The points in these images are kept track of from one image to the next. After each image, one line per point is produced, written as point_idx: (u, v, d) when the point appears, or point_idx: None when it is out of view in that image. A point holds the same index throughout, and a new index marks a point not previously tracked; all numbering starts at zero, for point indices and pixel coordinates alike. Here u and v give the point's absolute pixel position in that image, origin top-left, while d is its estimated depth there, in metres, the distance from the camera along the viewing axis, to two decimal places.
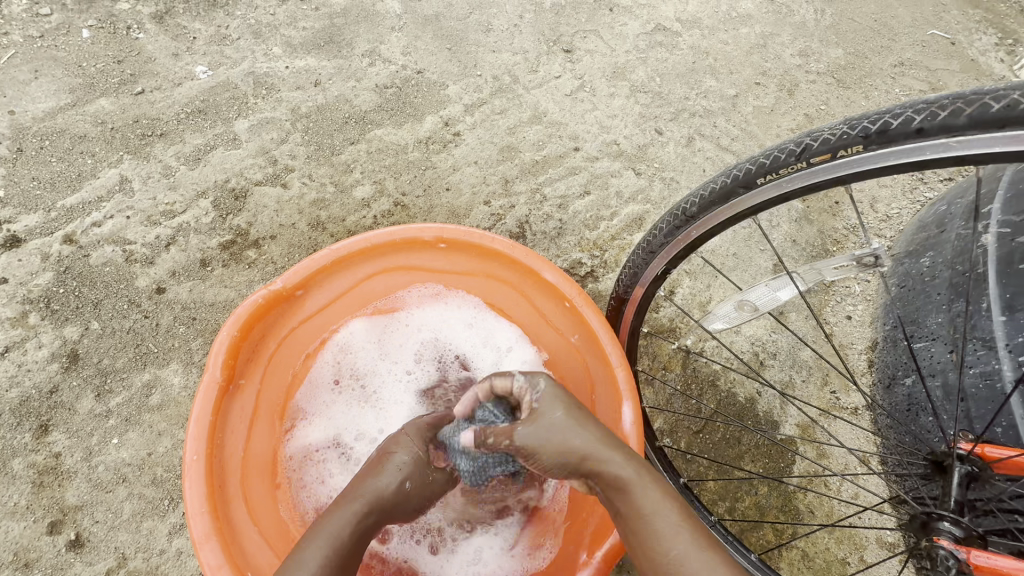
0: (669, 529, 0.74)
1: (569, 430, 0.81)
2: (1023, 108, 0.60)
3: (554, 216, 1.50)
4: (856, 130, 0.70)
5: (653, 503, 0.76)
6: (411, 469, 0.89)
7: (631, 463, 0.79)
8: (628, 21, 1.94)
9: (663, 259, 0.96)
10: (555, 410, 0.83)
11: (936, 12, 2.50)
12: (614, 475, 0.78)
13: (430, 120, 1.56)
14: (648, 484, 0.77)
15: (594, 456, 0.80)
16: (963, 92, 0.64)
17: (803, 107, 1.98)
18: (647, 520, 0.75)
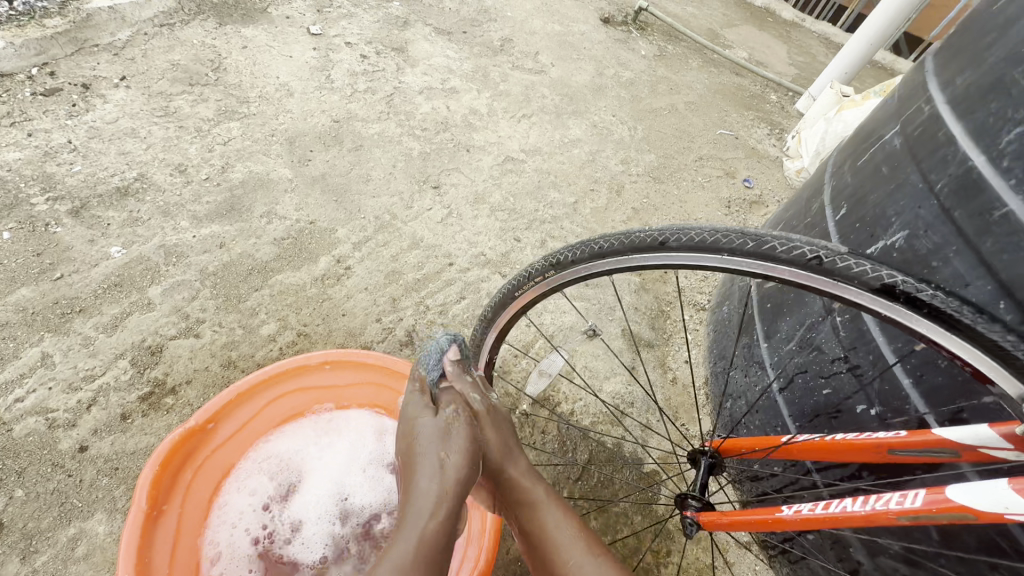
0: (569, 539, 0.94)
1: (508, 434, 1.06)
2: (610, 247, 0.95)
3: (436, 321, 1.82)
4: (546, 262, 1.03)
5: (557, 519, 0.97)
6: (443, 442, 0.97)
7: (542, 488, 1.02)
8: (482, 157, 2.45)
9: (484, 354, 1.23)
10: (506, 421, 1.08)
11: (720, 117, 3.30)
12: (533, 492, 1.00)
13: (324, 260, 1.88)
14: (554, 509, 0.98)
15: (523, 476, 1.02)
16: (588, 238, 0.99)
17: (630, 201, 2.52)
18: (551, 538, 0.95)
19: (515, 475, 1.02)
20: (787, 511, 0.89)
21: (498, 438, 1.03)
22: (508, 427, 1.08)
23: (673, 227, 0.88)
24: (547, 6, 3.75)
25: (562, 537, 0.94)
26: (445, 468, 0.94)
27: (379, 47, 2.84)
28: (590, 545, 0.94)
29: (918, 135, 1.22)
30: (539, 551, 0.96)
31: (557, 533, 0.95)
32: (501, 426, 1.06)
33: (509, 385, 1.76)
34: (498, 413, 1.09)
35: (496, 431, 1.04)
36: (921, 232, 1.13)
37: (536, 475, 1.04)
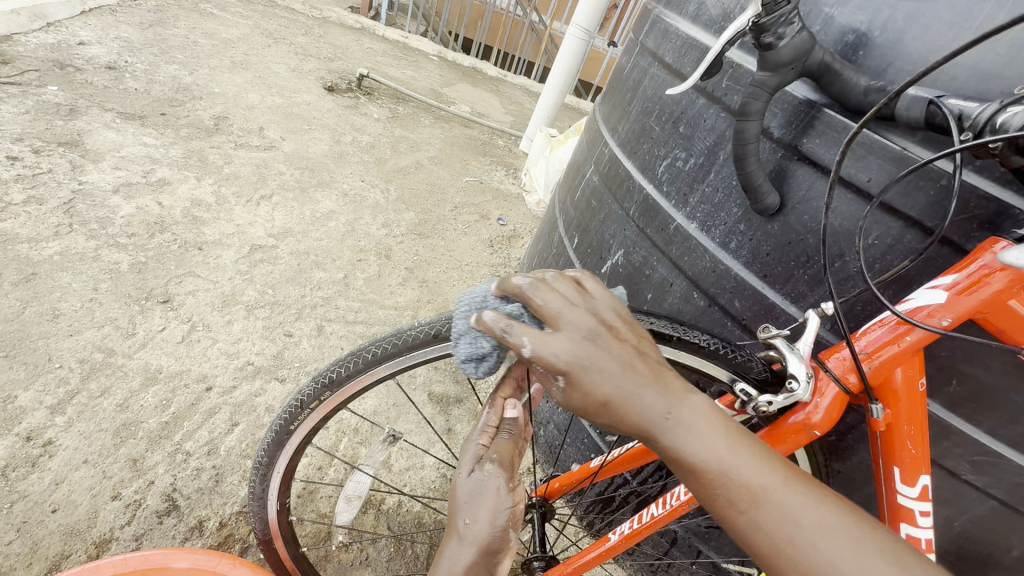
0: (742, 463, 0.60)
1: (625, 329, 0.64)
2: (385, 352, 0.91)
3: (206, 467, 1.44)
4: (318, 383, 0.93)
5: (723, 455, 0.60)
6: (472, 502, 0.76)
7: (676, 406, 0.61)
8: (222, 252, 2.12)
9: (274, 499, 1.02)
10: (608, 352, 0.61)
11: (463, 166, 3.60)
12: (661, 433, 0.61)
13: (3, 444, 1.34)
14: (742, 460, 0.60)
15: (647, 406, 0.61)
16: (361, 346, 0.93)
17: (402, 261, 2.49)
18: (740, 487, 0.58)
19: (639, 425, 0.61)
20: (613, 536, 1.02)
21: (592, 408, 0.61)
22: (608, 342, 0.62)
23: (441, 318, 0.90)
24: (260, 79, 3.54)
25: (736, 467, 0.59)
26: (484, 545, 0.74)
27: (36, 144, 2.24)
28: (755, 448, 0.61)
29: (608, 173, 1.51)
30: (728, 500, 0.59)
31: (733, 471, 0.59)
32: (596, 371, 0.60)
33: (320, 504, 1.44)
34: (593, 307, 0.64)
35: (586, 390, 0.60)
36: (632, 248, 1.38)
37: (662, 383, 0.62)
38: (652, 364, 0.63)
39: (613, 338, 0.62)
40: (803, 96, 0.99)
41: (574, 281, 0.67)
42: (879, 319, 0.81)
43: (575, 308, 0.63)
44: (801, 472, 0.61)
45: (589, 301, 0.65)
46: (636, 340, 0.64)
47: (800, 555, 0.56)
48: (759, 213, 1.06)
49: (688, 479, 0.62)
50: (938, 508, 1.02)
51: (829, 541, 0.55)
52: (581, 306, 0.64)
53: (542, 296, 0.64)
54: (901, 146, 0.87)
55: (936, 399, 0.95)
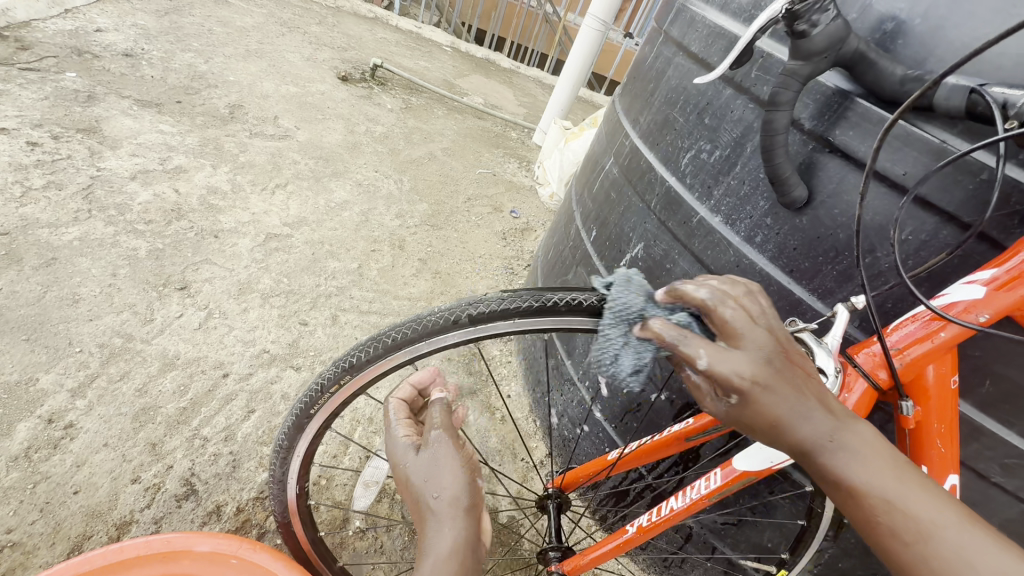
0: (910, 497, 0.60)
1: (797, 355, 0.66)
2: (405, 335, 0.90)
3: (223, 453, 1.45)
4: (339, 367, 0.92)
5: (889, 485, 0.61)
6: (433, 480, 0.79)
7: (840, 430, 0.64)
8: (237, 241, 2.12)
9: (293, 482, 1.03)
10: (781, 373, 0.63)
11: (476, 158, 3.58)
12: (823, 456, 0.64)
13: (25, 426, 1.35)
14: (912, 494, 0.61)
15: (811, 429, 0.64)
16: (382, 330, 0.92)
17: (415, 253, 2.48)
18: (910, 523, 0.59)
19: (802, 445, 0.64)
20: (631, 528, 1.01)
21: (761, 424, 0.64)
22: (781, 364, 0.64)
23: (462, 302, 0.89)
24: (274, 68, 3.54)
25: (905, 499, 0.60)
26: (457, 506, 0.78)
27: (55, 130, 2.26)
28: (928, 486, 0.62)
29: (628, 165, 1.49)
30: (892, 531, 0.60)
31: (901, 503, 0.60)
32: (772, 392, 0.63)
33: (335, 492, 1.45)
34: (768, 326, 0.67)
35: (754, 408, 0.63)
36: (653, 242, 1.36)
37: (830, 410, 0.65)
38: (821, 393, 0.66)
39: (787, 361, 0.64)
40: (834, 86, 0.96)
41: (749, 299, 0.69)
42: (911, 314, 0.79)
43: (752, 325, 0.66)
44: (985, 521, 0.59)
45: (766, 322, 0.67)
46: (807, 365, 0.67)
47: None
48: (786, 206, 1.04)
49: (846, 504, 0.64)
50: (965, 511, 1.00)
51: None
52: (757, 327, 0.66)
53: (721, 312, 0.67)
54: (939, 138, 0.84)
55: (967, 399, 0.93)
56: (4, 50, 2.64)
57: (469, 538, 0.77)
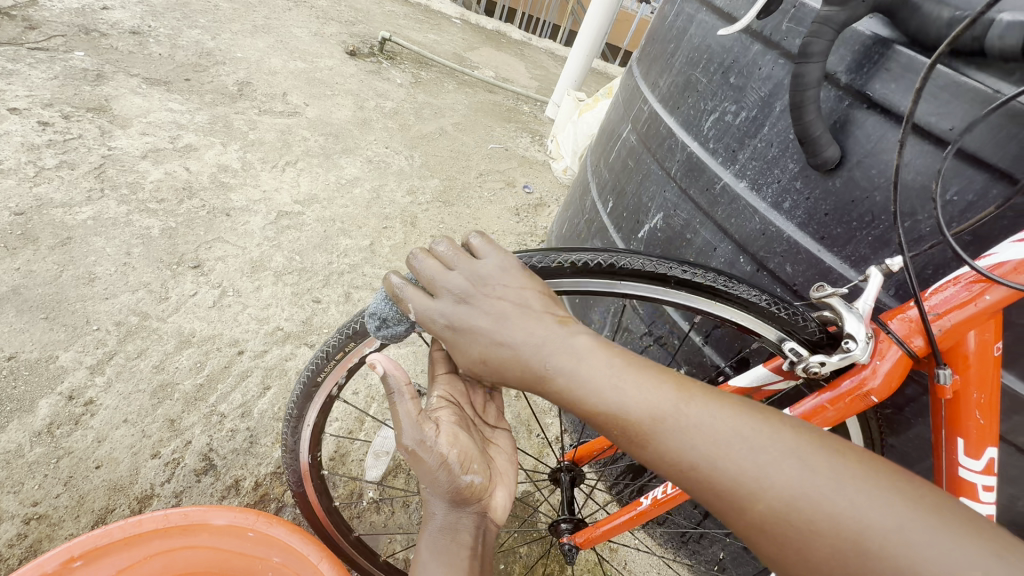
0: (623, 392, 0.62)
1: (504, 281, 0.71)
2: None
3: (240, 428, 1.46)
4: (344, 334, 0.90)
5: (610, 387, 0.63)
6: (422, 470, 0.76)
7: (549, 352, 0.65)
8: (249, 219, 2.11)
9: (306, 452, 1.02)
10: (494, 304, 0.70)
11: (488, 132, 3.50)
12: (547, 383, 0.65)
13: (47, 403, 1.37)
14: (627, 392, 0.62)
15: (521, 351, 0.66)
16: None
17: (427, 229, 2.44)
18: (639, 419, 0.61)
19: (526, 377, 0.67)
20: (645, 501, 0.98)
21: (476, 365, 0.70)
22: (478, 301, 0.70)
23: None
24: (282, 43, 3.48)
25: (623, 398, 0.62)
26: (449, 494, 0.76)
27: (66, 110, 2.25)
28: (644, 376, 0.64)
29: (646, 130, 1.42)
30: (629, 438, 0.62)
31: (619, 403, 0.62)
32: (478, 323, 0.69)
33: (350, 467, 1.44)
34: (470, 270, 0.73)
35: (465, 349, 0.70)
36: (672, 211, 1.31)
37: (544, 329, 0.67)
38: (531, 311, 0.69)
39: (481, 297, 0.70)
40: (873, 34, 0.89)
41: (464, 247, 0.76)
42: (952, 276, 0.74)
43: (449, 272, 0.73)
44: (698, 394, 0.62)
45: (470, 264, 0.73)
46: (530, 292, 0.71)
47: (701, 474, 0.58)
48: (816, 167, 0.97)
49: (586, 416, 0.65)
50: (1002, 487, 0.96)
51: (721, 450, 0.57)
52: (456, 271, 0.73)
53: (423, 267, 0.75)
54: (992, 87, 0.77)
55: (1011, 371, 0.87)
56: (14, 30, 2.63)
57: (465, 517, 0.78)
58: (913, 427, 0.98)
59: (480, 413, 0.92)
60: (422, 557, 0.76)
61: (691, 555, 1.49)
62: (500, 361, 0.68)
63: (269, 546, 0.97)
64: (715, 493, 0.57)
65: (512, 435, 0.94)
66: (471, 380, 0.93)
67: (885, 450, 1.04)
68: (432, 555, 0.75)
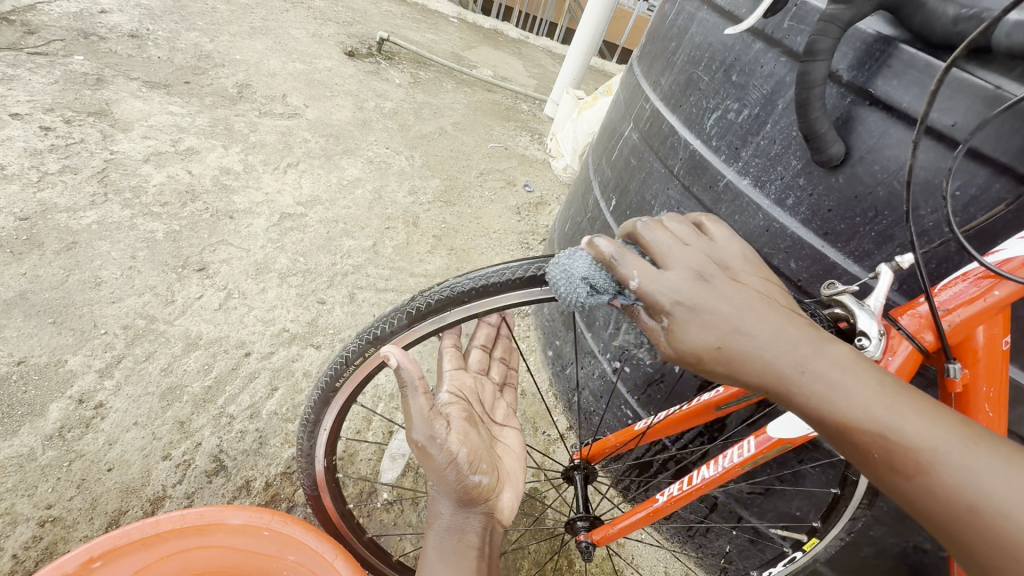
0: (901, 414, 0.54)
1: (744, 270, 0.66)
2: (423, 310, 0.89)
3: (249, 429, 1.47)
4: (364, 340, 0.91)
5: (879, 405, 0.55)
6: (432, 468, 0.76)
7: (811, 357, 0.58)
8: (252, 221, 2.12)
9: (321, 456, 1.03)
10: (740, 290, 0.62)
11: (487, 132, 3.51)
12: (796, 387, 0.58)
13: (57, 407, 1.38)
14: (905, 414, 0.54)
15: (765, 348, 0.59)
16: (403, 303, 0.91)
17: (430, 229, 2.45)
18: (915, 447, 0.53)
19: (771, 375, 0.59)
20: (662, 498, 0.99)
21: (698, 355, 0.61)
22: (720, 284, 0.62)
23: (482, 274, 0.87)
24: (280, 44, 3.48)
25: (901, 421, 0.54)
26: (457, 492, 0.78)
27: (67, 114, 2.25)
28: (919, 402, 0.56)
29: (649, 129, 1.43)
30: (890, 464, 0.54)
31: (889, 424, 0.54)
32: (719, 310, 0.61)
33: (359, 466, 1.45)
34: (706, 249, 0.67)
35: (693, 332, 0.61)
36: (676, 209, 1.32)
37: (798, 329, 0.60)
38: (776, 308, 0.62)
39: (725, 280, 0.63)
40: (876, 32, 0.90)
41: (686, 224, 0.70)
42: (960, 272, 0.75)
43: (683, 247, 0.66)
44: (979, 426, 0.54)
45: (705, 244, 0.68)
46: (773, 286, 0.65)
47: (980, 517, 0.50)
48: (820, 164, 0.99)
49: (825, 431, 0.58)
50: None
51: (1013, 493, 0.49)
52: (691, 247, 0.67)
53: (654, 236, 0.67)
54: (993, 83, 0.78)
55: (1016, 362, 0.89)
56: (12, 35, 2.63)
57: (472, 516, 0.80)
58: None
59: (486, 414, 0.97)
60: (429, 558, 0.76)
61: (698, 549, 1.50)
62: (739, 357, 0.60)
63: (287, 548, 0.98)
64: (995, 545, 0.49)
65: (519, 433, 1.01)
66: (478, 382, 0.99)
67: None
68: (438, 553, 0.76)
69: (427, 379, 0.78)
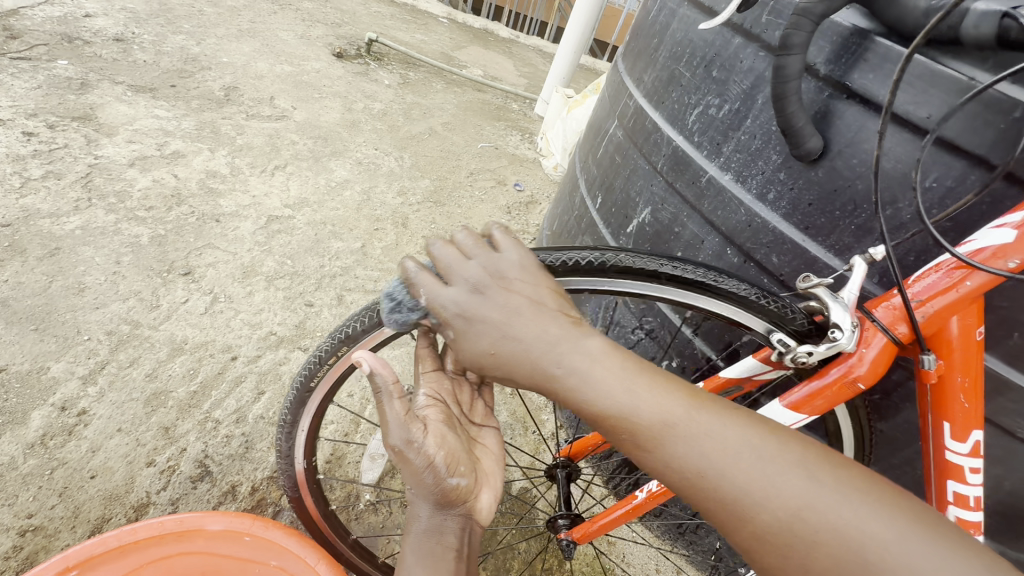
0: (638, 398, 0.63)
1: (523, 278, 0.70)
2: None
3: (235, 434, 1.46)
4: (336, 339, 0.91)
5: (623, 393, 0.63)
6: (408, 472, 0.76)
7: (566, 355, 0.65)
8: (239, 224, 2.10)
9: (300, 458, 1.02)
10: (512, 299, 0.68)
11: (477, 132, 3.50)
12: (557, 384, 0.65)
13: (39, 415, 1.37)
14: (641, 398, 0.63)
15: (532, 351, 0.66)
16: (375, 301, 0.90)
17: (419, 230, 2.44)
18: (650, 424, 0.62)
19: (536, 375, 0.66)
20: (641, 495, 0.99)
21: (478, 362, 0.69)
22: (495, 295, 0.68)
23: None
24: (268, 47, 3.46)
25: (637, 404, 0.63)
26: (435, 496, 0.77)
27: (50, 120, 2.23)
28: (655, 383, 0.64)
29: (633, 126, 1.42)
30: (634, 441, 0.63)
31: (633, 408, 0.62)
32: (485, 321, 0.68)
33: (346, 469, 1.44)
34: (491, 262, 0.71)
35: (473, 343, 0.68)
36: (660, 205, 1.31)
37: (563, 330, 0.67)
38: (545, 311, 0.68)
39: (499, 290, 0.69)
40: (852, 25, 0.90)
41: (483, 239, 0.74)
42: (934, 263, 0.75)
43: (466, 261, 0.71)
44: (706, 397, 0.64)
45: (490, 256, 0.72)
46: (549, 290, 0.71)
47: (707, 482, 0.59)
48: (799, 158, 0.98)
49: (593, 421, 0.66)
50: (988, 468, 0.97)
51: (738, 462, 0.59)
52: (472, 261, 0.71)
53: (443, 254, 0.73)
54: (967, 75, 0.78)
55: (995, 353, 0.89)
56: None
57: (450, 519, 0.78)
58: (902, 412, 0.99)
59: (465, 414, 0.92)
60: (408, 560, 0.77)
61: (688, 546, 1.50)
62: (509, 361, 0.67)
63: (267, 552, 0.98)
64: (713, 500, 0.59)
65: (499, 434, 0.94)
66: (457, 379, 0.94)
67: (875, 436, 1.05)
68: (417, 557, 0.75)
69: (401, 384, 0.80)
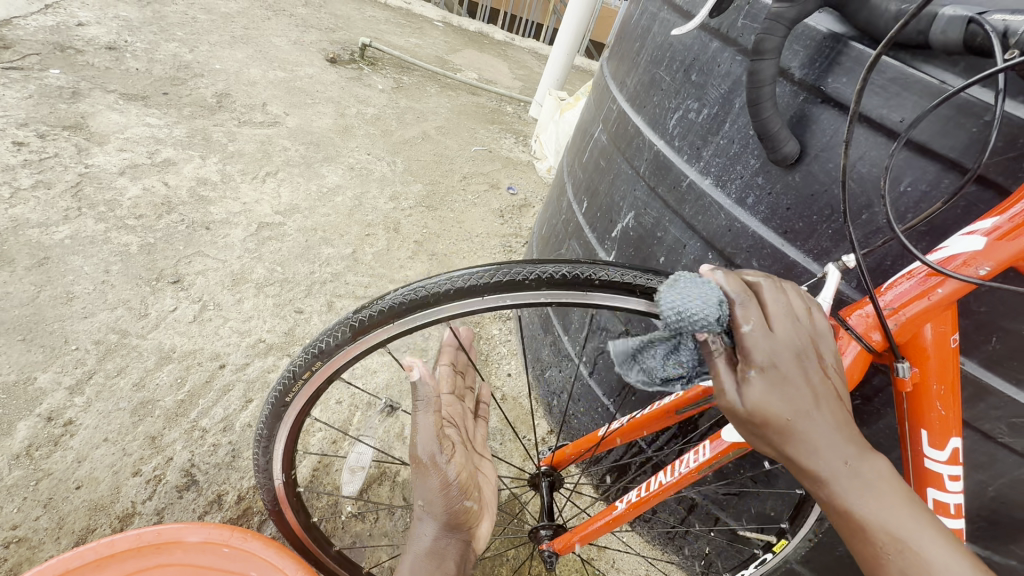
0: (924, 536, 0.59)
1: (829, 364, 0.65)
2: (367, 322, 0.88)
3: (222, 442, 1.46)
4: (308, 353, 0.91)
5: (901, 518, 0.60)
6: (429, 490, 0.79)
7: (858, 458, 0.61)
8: (229, 231, 2.10)
9: (279, 471, 1.02)
10: (824, 385, 0.62)
11: (471, 135, 3.50)
12: (835, 484, 0.60)
13: (25, 425, 1.37)
14: (924, 534, 0.59)
15: (824, 442, 0.60)
16: (349, 314, 0.90)
17: (410, 235, 2.44)
18: (918, 557, 0.58)
19: (816, 466, 0.61)
20: (621, 505, 0.99)
21: (766, 419, 0.60)
22: (811, 368, 0.62)
23: (426, 283, 0.86)
24: (261, 53, 3.47)
25: (917, 538, 0.59)
26: (444, 518, 0.80)
27: (41, 129, 2.24)
28: (935, 527, 0.61)
29: (617, 131, 1.42)
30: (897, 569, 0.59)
31: (911, 539, 0.59)
32: (792, 391, 0.60)
33: (333, 477, 1.44)
34: (810, 329, 0.65)
35: (771, 399, 0.59)
36: (643, 210, 1.31)
37: (854, 437, 0.62)
38: (844, 411, 0.63)
39: (817, 367, 0.62)
40: (826, 29, 0.90)
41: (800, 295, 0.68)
42: (907, 270, 0.74)
43: (797, 318, 0.64)
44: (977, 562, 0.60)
45: (810, 323, 0.65)
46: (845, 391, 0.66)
47: None
48: (777, 163, 0.98)
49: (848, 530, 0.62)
50: (970, 473, 0.96)
51: None
52: (800, 322, 0.64)
53: (774, 295, 0.64)
54: (938, 79, 0.78)
55: (972, 357, 0.88)
56: None
57: (453, 544, 0.82)
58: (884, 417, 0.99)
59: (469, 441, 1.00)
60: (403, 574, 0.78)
61: (677, 552, 1.49)
62: (796, 440, 0.60)
63: (242, 564, 0.97)
64: None
65: (492, 467, 1.06)
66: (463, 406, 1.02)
67: None
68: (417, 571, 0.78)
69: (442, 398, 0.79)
